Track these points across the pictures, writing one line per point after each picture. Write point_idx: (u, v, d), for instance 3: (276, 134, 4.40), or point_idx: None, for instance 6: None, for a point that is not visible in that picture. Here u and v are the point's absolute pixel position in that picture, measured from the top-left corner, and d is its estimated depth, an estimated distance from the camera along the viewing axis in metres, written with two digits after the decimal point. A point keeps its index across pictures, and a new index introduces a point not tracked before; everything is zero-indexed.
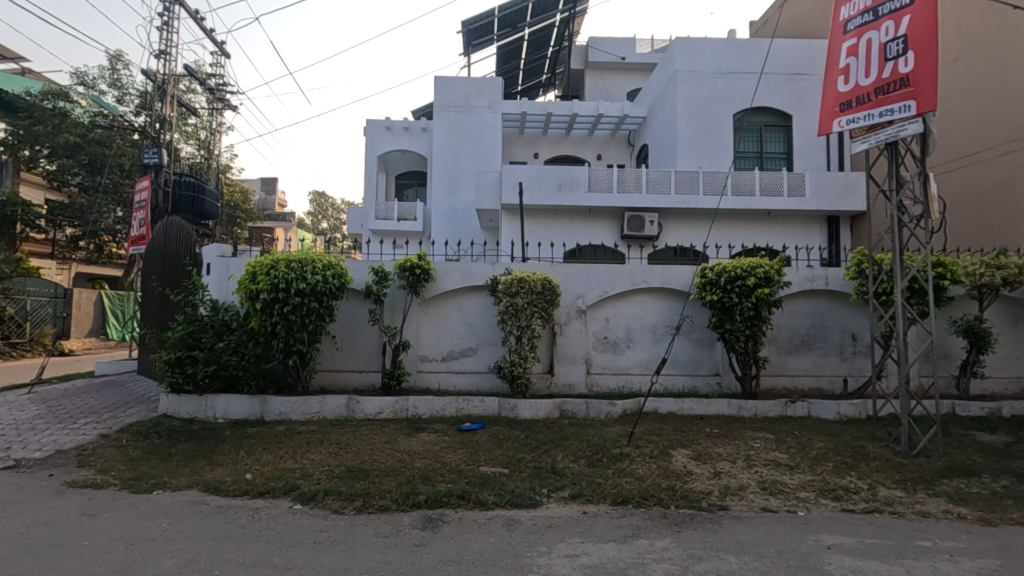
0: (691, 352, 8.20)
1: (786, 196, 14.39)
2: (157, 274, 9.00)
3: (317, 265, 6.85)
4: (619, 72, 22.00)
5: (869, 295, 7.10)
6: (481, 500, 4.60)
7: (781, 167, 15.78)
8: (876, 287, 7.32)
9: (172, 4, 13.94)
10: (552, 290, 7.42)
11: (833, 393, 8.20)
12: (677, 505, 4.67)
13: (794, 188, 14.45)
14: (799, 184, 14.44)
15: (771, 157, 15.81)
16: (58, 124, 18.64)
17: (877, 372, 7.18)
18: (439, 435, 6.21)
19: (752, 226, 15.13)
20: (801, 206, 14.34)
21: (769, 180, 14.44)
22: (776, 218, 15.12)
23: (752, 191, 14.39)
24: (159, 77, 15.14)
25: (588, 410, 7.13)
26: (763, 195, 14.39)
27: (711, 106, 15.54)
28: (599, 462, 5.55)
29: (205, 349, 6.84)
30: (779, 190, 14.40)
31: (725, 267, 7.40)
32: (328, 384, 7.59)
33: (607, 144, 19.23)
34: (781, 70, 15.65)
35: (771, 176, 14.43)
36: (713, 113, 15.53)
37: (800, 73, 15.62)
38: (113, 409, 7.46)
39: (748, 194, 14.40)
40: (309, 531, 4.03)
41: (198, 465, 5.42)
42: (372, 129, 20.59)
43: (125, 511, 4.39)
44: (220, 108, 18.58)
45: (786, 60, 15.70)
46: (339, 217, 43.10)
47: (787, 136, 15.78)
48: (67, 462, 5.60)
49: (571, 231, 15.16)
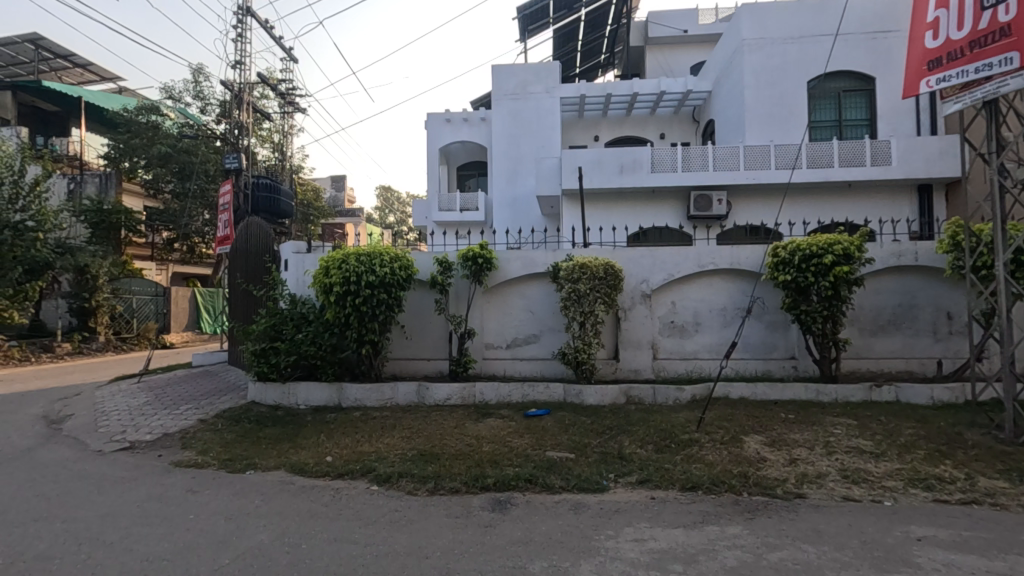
0: (764, 335, 7.87)
1: (869, 166, 13.38)
2: (241, 272, 9.67)
3: (384, 257, 7.13)
4: (681, 46, 21.10)
5: (965, 270, 6.50)
6: (548, 484, 4.67)
7: (862, 135, 14.68)
8: (974, 261, 6.70)
9: (244, 16, 14.77)
10: (615, 274, 7.35)
11: (924, 376, 7.62)
12: (750, 492, 4.54)
13: (878, 157, 13.39)
14: (884, 152, 13.35)
15: (850, 125, 14.74)
16: (152, 136, 20.30)
17: (976, 353, 6.59)
18: (506, 420, 6.33)
19: (831, 199, 14.19)
20: (886, 176, 13.29)
21: (850, 149, 13.46)
22: (858, 189, 14.10)
23: (829, 163, 13.49)
24: (235, 86, 16.13)
25: (655, 396, 7.02)
26: (842, 167, 13.45)
27: (782, 74, 14.65)
28: (667, 448, 5.47)
29: (286, 340, 7.31)
30: (861, 161, 13.41)
31: (799, 245, 7.01)
32: (399, 371, 7.90)
33: (670, 122, 18.60)
34: (861, 30, 14.49)
35: (851, 145, 13.45)
36: (784, 82, 14.63)
37: (883, 31, 14.40)
38: (209, 397, 8.14)
39: (825, 166, 13.52)
40: (385, 510, 4.26)
41: (284, 448, 5.83)
42: (433, 123, 20.97)
43: (223, 488, 4.82)
44: (291, 111, 19.53)
45: (867, 18, 14.50)
46: (404, 210, 44.35)
47: (869, 101, 14.63)
48: (172, 444, 6.19)
49: (635, 214, 14.85)
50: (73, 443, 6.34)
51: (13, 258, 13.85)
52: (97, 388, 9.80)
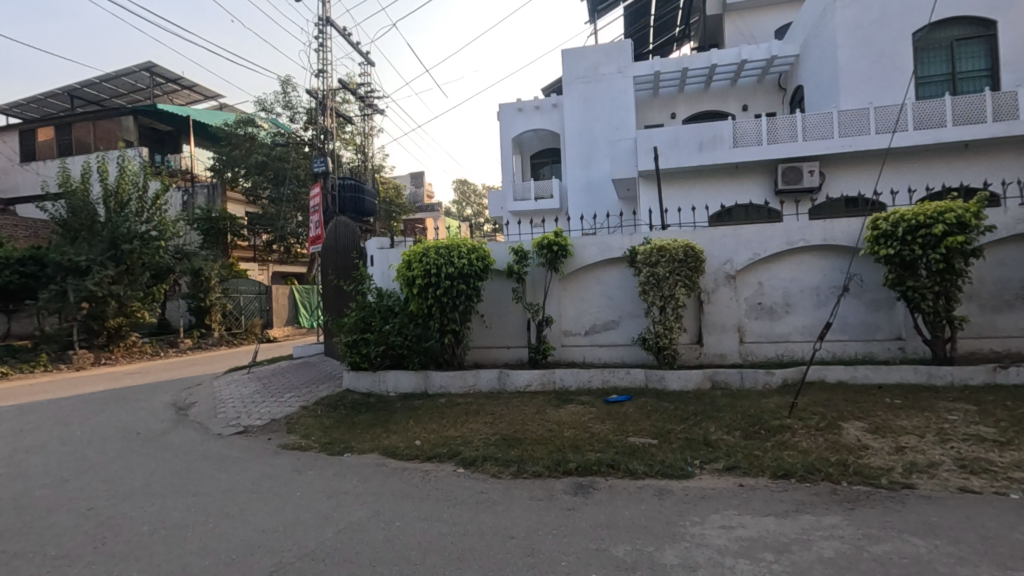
0: (865, 315, 7.30)
1: (989, 122, 11.93)
2: (332, 269, 10.31)
3: (462, 249, 7.33)
4: (764, 9, 19.72)
5: None
6: (631, 469, 4.64)
7: (981, 87, 13.09)
8: None
9: (324, 25, 15.59)
10: (696, 256, 7.09)
11: None
12: (850, 481, 4.27)
13: (1001, 111, 11.89)
14: (1009, 105, 11.83)
15: (965, 77, 13.19)
16: (249, 147, 21.99)
17: None
18: (586, 406, 6.34)
19: (943, 163, 12.81)
20: (1011, 132, 11.78)
21: (965, 105, 12.05)
22: (976, 149, 12.61)
23: (940, 122, 12.16)
24: (320, 93, 17.11)
25: (742, 381, 6.74)
26: (957, 125, 12.07)
27: (882, 28, 13.34)
28: (756, 435, 5.25)
29: (375, 332, 7.73)
30: (980, 118, 11.96)
31: (903, 216, 6.41)
32: (480, 359, 8.12)
33: (754, 92, 17.53)
34: None
35: (967, 100, 12.03)
36: (884, 36, 13.31)
37: None
38: (309, 386, 8.80)
39: (935, 127, 12.20)
40: (472, 492, 4.43)
41: (377, 432, 6.21)
42: (505, 113, 21.11)
43: (325, 469, 5.22)
44: (371, 113, 20.40)
45: None
46: (481, 202, 45.09)
47: (988, 49, 13.00)
48: (279, 429, 6.78)
49: (716, 192, 14.19)
50: (197, 427, 7.11)
51: (142, 264, 15.65)
52: (215, 378, 10.91)
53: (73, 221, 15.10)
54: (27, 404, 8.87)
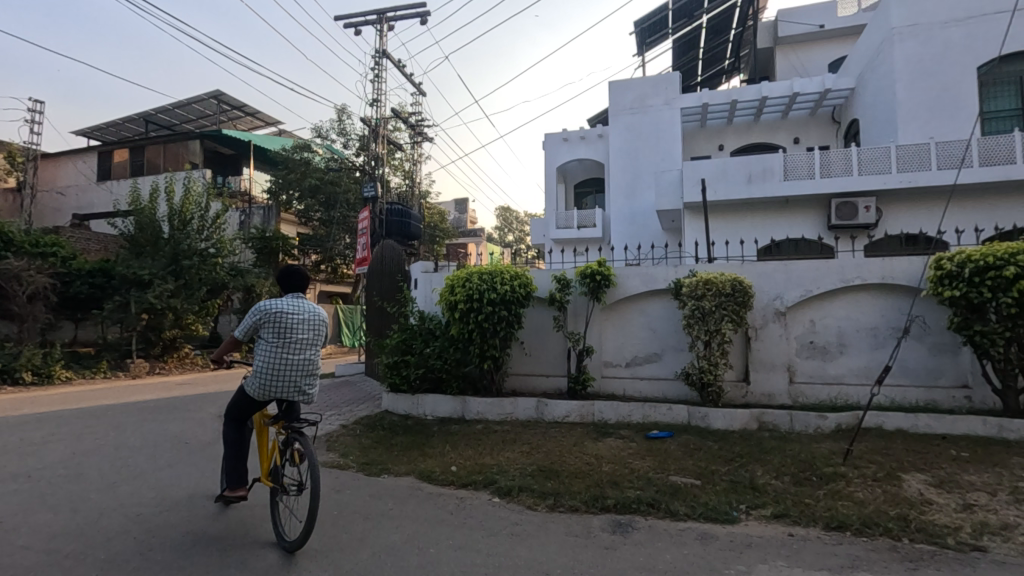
0: (927, 359, 7.12)
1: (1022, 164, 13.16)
2: (378, 291, 10.81)
3: (505, 276, 7.42)
4: (816, 43, 21.35)
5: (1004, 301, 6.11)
6: (672, 510, 4.49)
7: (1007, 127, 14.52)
8: None
9: (382, 58, 16.44)
10: (744, 291, 7.05)
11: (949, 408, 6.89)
12: (912, 538, 3.99)
13: None
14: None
15: (991, 117, 14.63)
16: (303, 170, 22.79)
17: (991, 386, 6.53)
18: (626, 441, 6.28)
19: (992, 204, 13.98)
20: None
21: (989, 147, 13.46)
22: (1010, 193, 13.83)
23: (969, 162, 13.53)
24: (374, 122, 18.50)
25: (792, 424, 6.57)
26: (983, 166, 13.42)
27: (929, 66, 14.69)
28: (807, 482, 5.03)
29: (415, 354, 7.82)
30: (1011, 159, 13.27)
31: (970, 257, 6.26)
32: (518, 387, 8.16)
33: (805, 125, 19.05)
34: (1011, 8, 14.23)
35: (991, 143, 13.43)
36: (935, 74, 14.65)
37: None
38: (350, 405, 8.95)
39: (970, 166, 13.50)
40: (507, 523, 4.37)
41: (414, 456, 6.21)
42: (552, 142, 22.86)
43: (362, 489, 5.23)
44: (420, 140, 21.01)
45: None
46: (523, 229, 42.95)
47: (1017, 91, 14.41)
48: (319, 446, 6.88)
49: (768, 227, 15.73)
50: None
51: (199, 279, 16.36)
52: None
53: (139, 237, 15.97)
54: (84, 410, 9.24)
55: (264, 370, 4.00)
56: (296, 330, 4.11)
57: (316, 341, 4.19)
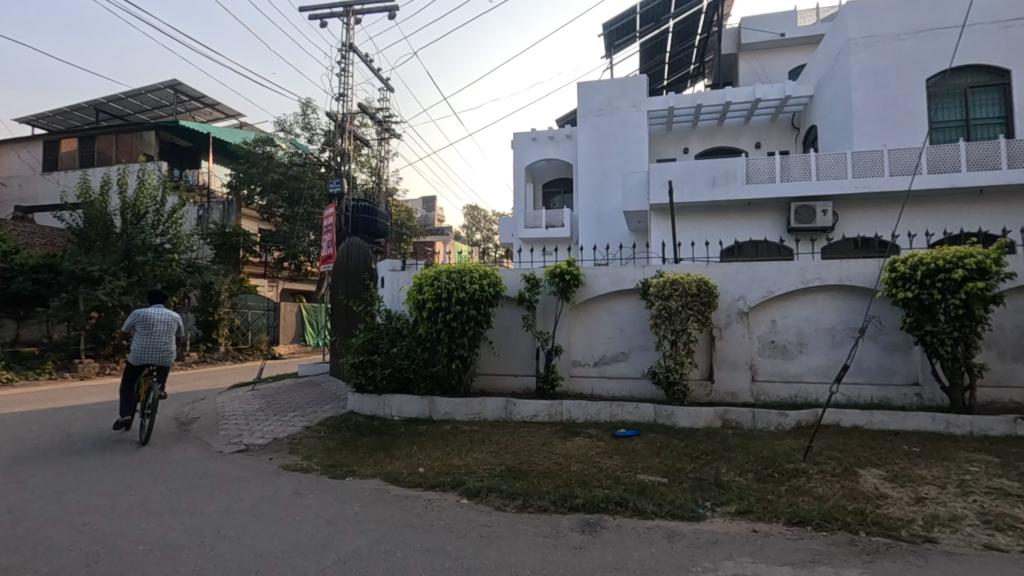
0: (880, 358, 7.40)
1: (966, 172, 13.86)
2: (344, 290, 10.59)
3: (474, 274, 7.36)
4: (778, 51, 22.01)
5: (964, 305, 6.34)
6: (640, 508, 4.52)
7: (953, 137, 15.26)
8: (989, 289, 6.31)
9: (348, 52, 16.12)
10: (709, 291, 7.18)
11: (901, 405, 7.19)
12: (868, 532, 4.13)
13: (974, 163, 13.89)
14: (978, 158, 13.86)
15: (940, 127, 15.32)
16: (266, 165, 22.21)
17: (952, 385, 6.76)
18: (594, 440, 6.30)
19: (939, 210, 14.69)
20: (986, 179, 13.72)
21: (936, 155, 14.14)
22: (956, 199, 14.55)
23: (918, 169, 14.17)
24: (340, 116, 18.14)
25: (755, 421, 6.72)
26: (931, 173, 14.09)
27: (881, 76, 15.32)
28: (770, 478, 5.14)
29: (382, 354, 7.67)
30: (956, 166, 13.96)
31: (922, 259, 6.54)
32: (486, 386, 8.12)
33: (767, 130, 19.58)
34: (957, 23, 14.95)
35: (938, 151, 14.12)
36: (888, 83, 15.29)
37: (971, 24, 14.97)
38: (313, 406, 8.74)
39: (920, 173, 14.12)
40: (476, 525, 4.33)
41: (379, 457, 6.08)
42: (521, 142, 22.85)
43: (326, 493, 5.09)
44: (388, 136, 20.72)
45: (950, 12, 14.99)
46: (491, 228, 42.88)
47: (962, 104, 15.20)
48: (281, 448, 6.67)
49: (731, 229, 16.10)
50: (198, 442, 7.01)
51: (154, 276, 15.69)
52: (217, 395, 10.77)
53: (89, 231, 15.23)
54: (25, 414, 8.71)
55: (136, 352, 6.13)
56: (157, 324, 6.29)
57: (172, 331, 6.40)
